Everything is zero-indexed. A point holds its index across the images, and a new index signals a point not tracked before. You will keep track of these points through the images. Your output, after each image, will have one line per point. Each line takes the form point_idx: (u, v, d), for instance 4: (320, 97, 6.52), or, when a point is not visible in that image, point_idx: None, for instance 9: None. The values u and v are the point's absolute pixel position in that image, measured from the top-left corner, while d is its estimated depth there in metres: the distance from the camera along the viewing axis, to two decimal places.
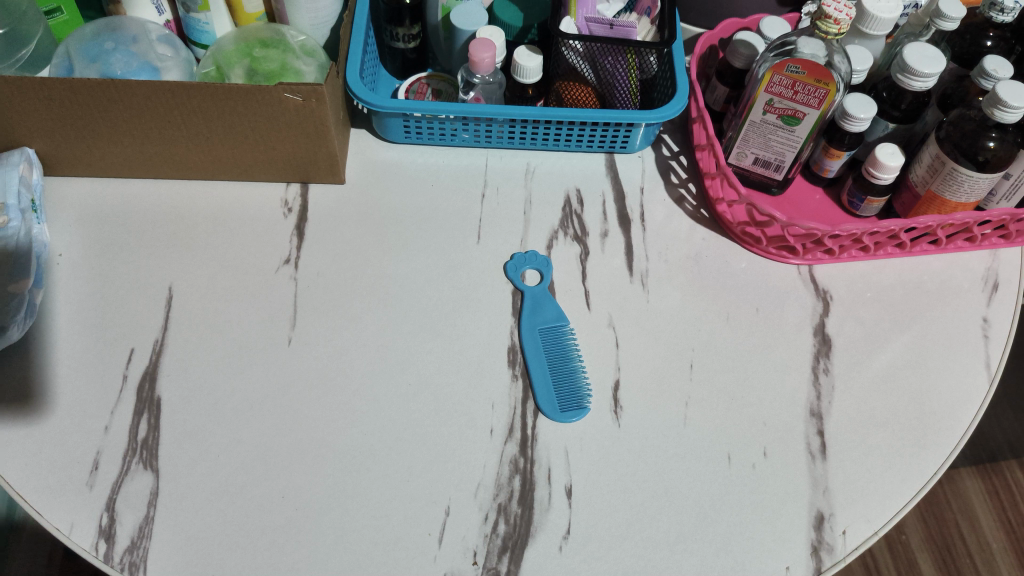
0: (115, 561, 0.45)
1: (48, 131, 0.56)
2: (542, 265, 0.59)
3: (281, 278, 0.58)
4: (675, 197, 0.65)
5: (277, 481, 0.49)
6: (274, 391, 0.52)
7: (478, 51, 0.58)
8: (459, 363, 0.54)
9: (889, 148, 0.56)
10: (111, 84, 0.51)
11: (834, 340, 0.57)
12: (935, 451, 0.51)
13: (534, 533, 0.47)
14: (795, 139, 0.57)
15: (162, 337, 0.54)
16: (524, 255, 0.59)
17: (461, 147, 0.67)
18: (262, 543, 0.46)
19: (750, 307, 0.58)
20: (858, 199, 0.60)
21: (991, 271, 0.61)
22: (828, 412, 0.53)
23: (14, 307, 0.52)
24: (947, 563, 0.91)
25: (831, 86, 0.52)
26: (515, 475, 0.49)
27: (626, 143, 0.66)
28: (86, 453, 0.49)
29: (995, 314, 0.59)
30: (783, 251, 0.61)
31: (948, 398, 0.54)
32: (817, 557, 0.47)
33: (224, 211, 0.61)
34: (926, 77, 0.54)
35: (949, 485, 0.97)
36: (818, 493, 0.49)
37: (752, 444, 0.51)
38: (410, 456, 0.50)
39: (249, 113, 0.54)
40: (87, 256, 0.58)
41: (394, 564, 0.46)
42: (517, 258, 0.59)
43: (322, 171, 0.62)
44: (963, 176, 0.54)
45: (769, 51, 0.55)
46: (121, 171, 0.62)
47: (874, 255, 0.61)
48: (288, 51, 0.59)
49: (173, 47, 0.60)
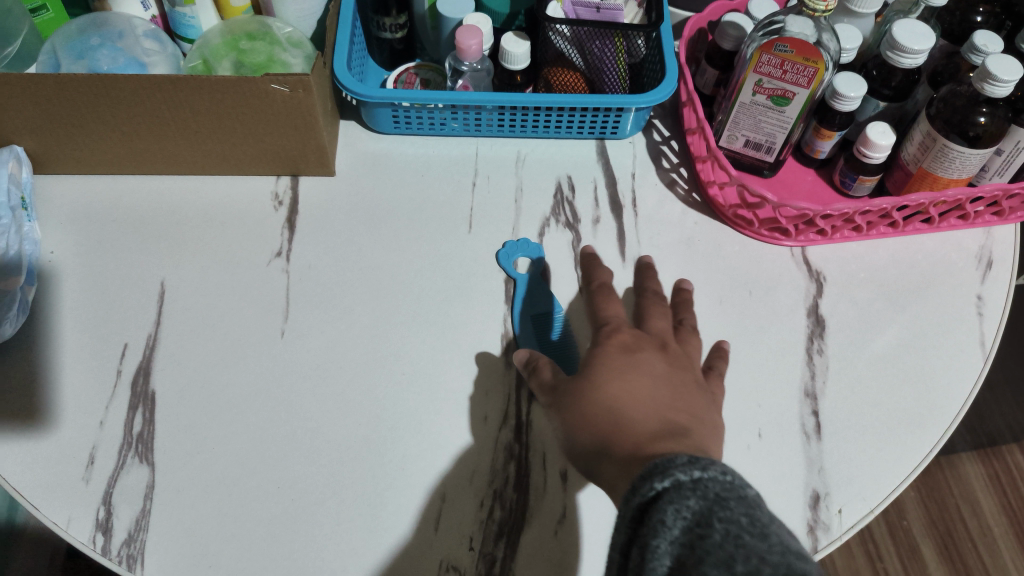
0: (113, 554, 0.45)
1: (37, 128, 0.56)
2: (534, 253, 0.59)
3: (273, 271, 0.58)
4: (667, 182, 0.64)
5: (273, 473, 0.49)
6: (268, 383, 0.52)
7: (464, 38, 0.58)
8: (453, 352, 0.54)
9: (880, 127, 0.56)
10: (96, 79, 0.51)
11: (828, 321, 0.56)
12: (930, 429, 0.51)
13: (530, 518, 0.47)
14: (785, 119, 0.57)
15: (155, 331, 0.54)
16: (516, 243, 0.59)
17: (451, 137, 0.66)
18: (259, 533, 0.46)
19: (744, 290, 0.58)
20: (850, 178, 0.60)
21: (985, 249, 0.61)
22: (822, 391, 0.53)
23: (8, 303, 0.52)
24: (949, 547, 0.91)
25: (819, 64, 0.52)
26: (509, 461, 0.49)
27: (616, 128, 0.65)
28: (82, 448, 0.49)
29: (990, 292, 0.58)
30: (775, 233, 0.60)
31: (942, 376, 0.54)
32: (813, 536, 0.47)
33: (215, 206, 0.61)
34: (916, 54, 0.54)
35: (949, 469, 0.97)
36: (813, 473, 0.49)
37: (748, 425, 0.51)
38: (405, 445, 0.50)
39: (235, 105, 0.54)
40: (79, 255, 0.58)
41: (390, 552, 0.46)
42: (509, 246, 0.59)
43: (311, 163, 0.61)
44: (955, 152, 0.53)
45: (757, 31, 0.55)
46: (110, 168, 0.62)
47: (867, 235, 0.60)
48: (274, 43, 0.59)
49: (159, 42, 0.60)
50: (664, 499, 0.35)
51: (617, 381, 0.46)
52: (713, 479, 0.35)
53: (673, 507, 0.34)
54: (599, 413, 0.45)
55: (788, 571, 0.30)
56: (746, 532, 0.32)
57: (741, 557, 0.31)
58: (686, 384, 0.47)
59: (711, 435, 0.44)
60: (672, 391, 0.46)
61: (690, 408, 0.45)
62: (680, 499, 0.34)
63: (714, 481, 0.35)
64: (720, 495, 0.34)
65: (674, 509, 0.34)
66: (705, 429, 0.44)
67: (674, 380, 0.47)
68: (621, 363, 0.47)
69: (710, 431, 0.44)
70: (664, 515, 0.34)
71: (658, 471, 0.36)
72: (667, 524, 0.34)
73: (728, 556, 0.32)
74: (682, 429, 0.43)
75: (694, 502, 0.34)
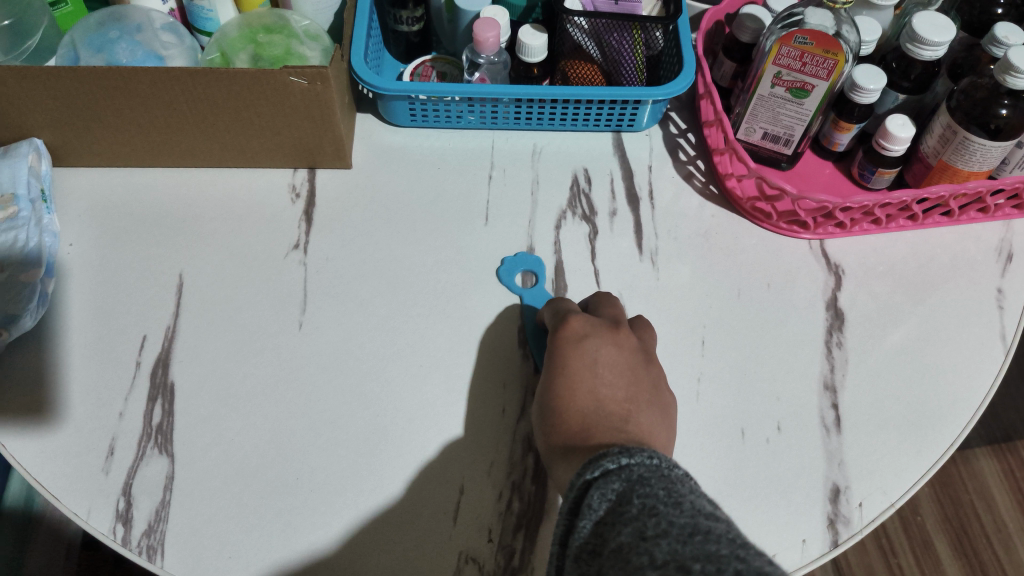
0: (133, 544, 0.46)
1: (56, 121, 0.56)
2: (535, 265, 0.58)
3: (290, 263, 0.58)
4: (684, 174, 0.64)
5: (292, 464, 0.49)
6: (286, 375, 0.52)
7: (481, 30, 0.58)
8: (471, 344, 0.54)
9: (899, 120, 0.55)
10: (116, 72, 0.51)
11: (847, 314, 0.56)
12: (951, 423, 0.51)
13: (549, 510, 0.47)
14: (804, 112, 0.56)
15: (173, 324, 0.55)
16: (514, 258, 0.58)
17: (467, 130, 0.66)
18: (279, 525, 0.46)
19: (761, 282, 0.58)
20: (868, 171, 0.60)
21: (1005, 242, 0.60)
22: (841, 384, 0.53)
23: (27, 296, 0.52)
24: (962, 543, 0.91)
25: (839, 56, 0.52)
26: (527, 454, 0.49)
27: (632, 121, 0.65)
28: (101, 440, 0.49)
29: (1010, 285, 0.58)
30: (793, 226, 0.60)
31: (962, 370, 0.53)
32: (834, 530, 0.47)
33: (232, 198, 0.62)
34: (937, 46, 0.53)
35: (964, 465, 0.96)
36: (834, 467, 0.49)
37: (766, 419, 0.51)
38: (423, 436, 0.50)
39: (255, 99, 0.54)
40: (97, 247, 0.58)
41: (408, 544, 0.46)
42: (508, 262, 0.58)
43: (328, 156, 0.62)
44: (975, 145, 0.53)
45: (775, 23, 0.55)
46: (129, 160, 0.62)
47: (885, 228, 0.60)
48: (292, 36, 0.59)
49: (176, 35, 0.59)
50: (593, 486, 0.36)
51: (573, 377, 0.46)
52: (638, 464, 0.36)
53: (599, 491, 0.35)
54: (569, 411, 0.45)
55: (694, 530, 0.30)
56: (661, 502, 0.33)
57: (652, 524, 0.31)
58: (641, 367, 0.48)
59: (661, 419, 0.46)
60: (626, 379, 0.47)
61: (642, 390, 0.46)
62: (605, 484, 0.35)
63: (639, 465, 0.36)
64: (643, 475, 0.35)
65: (601, 492, 0.35)
66: (651, 415, 0.45)
67: (628, 365, 0.48)
68: (579, 351, 0.47)
69: (660, 414, 0.46)
70: (591, 499, 0.35)
71: (591, 463, 0.37)
72: (593, 507, 0.34)
73: (641, 525, 0.32)
74: (624, 419, 0.44)
75: (618, 485, 0.35)
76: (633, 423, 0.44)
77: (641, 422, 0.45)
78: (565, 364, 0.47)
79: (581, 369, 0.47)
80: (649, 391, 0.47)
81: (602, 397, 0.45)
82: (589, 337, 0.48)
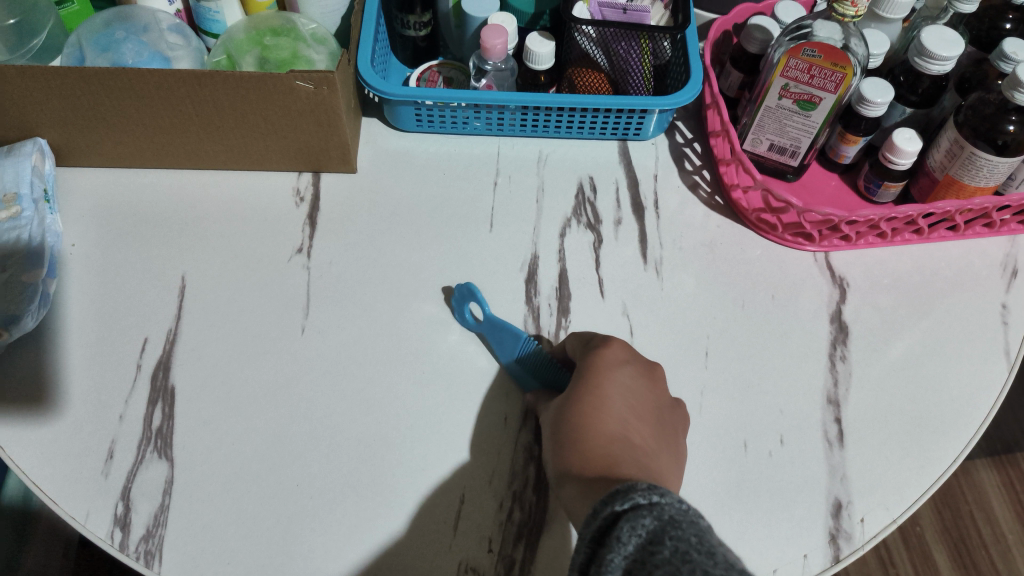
0: (131, 549, 0.45)
1: (60, 121, 0.56)
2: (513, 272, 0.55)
3: (292, 268, 0.58)
4: (689, 184, 0.64)
5: (291, 470, 0.48)
6: (287, 380, 0.52)
7: (489, 37, 0.57)
8: (473, 352, 0.54)
9: (907, 133, 0.55)
10: (122, 72, 0.51)
11: (851, 327, 0.56)
12: (954, 438, 0.51)
13: (550, 521, 0.47)
14: (811, 124, 0.56)
15: (175, 326, 0.54)
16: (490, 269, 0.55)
17: (474, 135, 0.66)
18: (278, 532, 0.46)
19: (766, 294, 0.58)
20: (875, 184, 0.60)
21: (1010, 257, 0.60)
22: (845, 399, 0.52)
23: (29, 296, 0.52)
24: (961, 554, 0.91)
25: (847, 69, 0.51)
26: (529, 463, 0.49)
27: (638, 130, 0.65)
28: (101, 442, 0.49)
29: (1015, 300, 0.58)
30: (798, 238, 0.60)
31: (965, 385, 0.53)
32: (835, 545, 0.46)
33: (235, 201, 0.61)
34: (943, 61, 0.53)
35: (963, 476, 0.96)
36: (836, 481, 0.49)
37: (769, 431, 0.51)
38: (424, 444, 0.50)
39: (260, 102, 0.54)
40: (99, 247, 0.58)
41: (408, 552, 0.46)
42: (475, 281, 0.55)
43: (334, 160, 0.61)
44: (982, 160, 0.53)
45: (784, 35, 0.55)
46: (133, 161, 0.62)
47: (890, 241, 0.60)
48: (299, 39, 0.59)
49: (183, 36, 0.59)
50: (621, 518, 0.35)
51: (605, 402, 0.46)
52: (671, 503, 0.35)
53: (629, 524, 0.34)
54: (596, 436, 0.44)
55: None
56: (694, 549, 0.32)
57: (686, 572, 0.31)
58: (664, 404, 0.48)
59: (672, 463, 0.45)
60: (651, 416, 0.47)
61: (663, 430, 0.47)
62: (636, 517, 0.34)
63: (672, 505, 0.35)
64: (675, 516, 0.34)
65: (630, 526, 0.34)
66: (669, 457, 0.45)
67: (653, 401, 0.48)
68: (614, 377, 0.47)
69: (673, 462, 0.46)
70: (620, 532, 0.34)
71: (619, 494, 0.36)
72: (621, 541, 0.34)
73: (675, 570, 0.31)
74: (648, 456, 0.44)
75: (649, 521, 0.34)
76: (654, 463, 0.44)
77: (661, 460, 0.45)
78: (601, 386, 0.46)
79: (614, 396, 0.46)
80: (667, 433, 0.47)
81: (628, 429, 0.45)
82: (626, 364, 0.48)
